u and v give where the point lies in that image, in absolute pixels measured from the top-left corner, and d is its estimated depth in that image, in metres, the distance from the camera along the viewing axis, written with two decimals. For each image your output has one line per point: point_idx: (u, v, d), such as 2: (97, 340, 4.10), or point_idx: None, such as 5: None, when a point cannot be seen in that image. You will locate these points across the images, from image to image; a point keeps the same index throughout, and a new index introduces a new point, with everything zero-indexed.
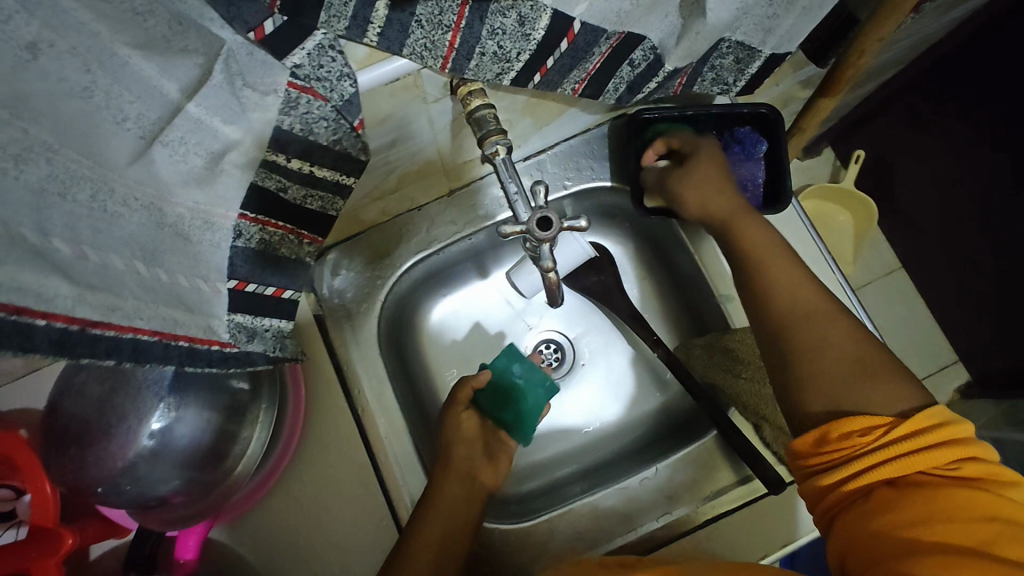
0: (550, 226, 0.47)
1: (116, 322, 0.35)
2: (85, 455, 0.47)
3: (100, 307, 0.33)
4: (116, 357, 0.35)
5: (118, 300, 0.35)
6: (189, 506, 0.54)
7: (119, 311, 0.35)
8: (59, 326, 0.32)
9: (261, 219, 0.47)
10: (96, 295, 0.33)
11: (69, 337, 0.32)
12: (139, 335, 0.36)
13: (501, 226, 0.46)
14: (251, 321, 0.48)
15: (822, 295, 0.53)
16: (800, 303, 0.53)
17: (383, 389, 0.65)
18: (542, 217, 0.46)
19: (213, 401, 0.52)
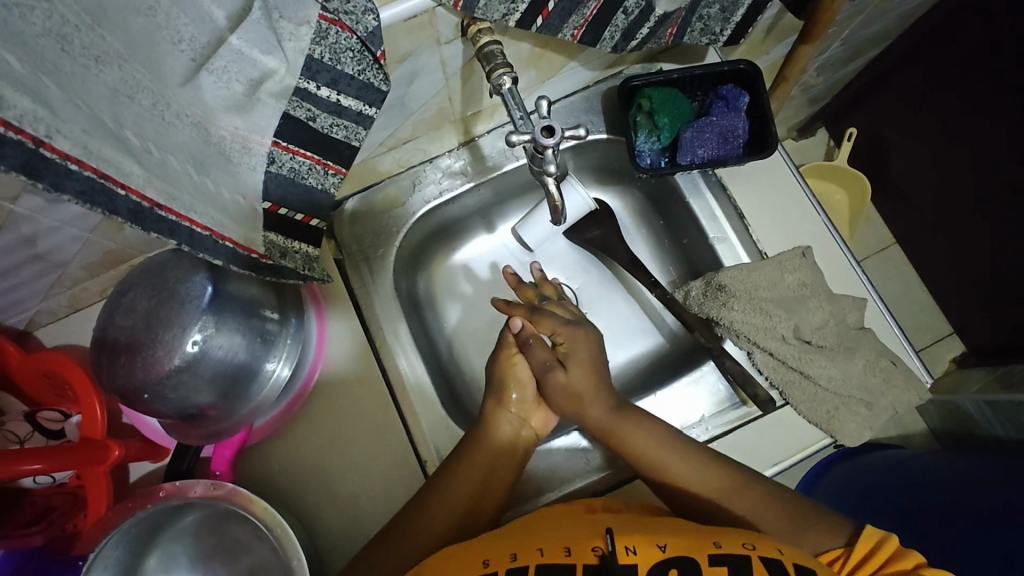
0: (553, 134, 0.52)
1: (178, 210, 0.39)
2: (134, 362, 0.52)
3: (162, 191, 0.37)
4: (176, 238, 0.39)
5: (177, 192, 0.39)
6: (223, 420, 0.59)
7: (177, 201, 0.39)
8: (136, 198, 0.35)
9: (292, 148, 0.51)
10: (159, 182, 0.38)
11: (143, 211, 0.36)
12: (194, 226, 0.40)
13: (512, 133, 0.50)
14: (284, 241, 0.54)
15: (710, 474, 0.61)
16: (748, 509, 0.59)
17: (399, 326, 0.70)
18: (546, 125, 0.51)
19: (245, 321, 0.57)
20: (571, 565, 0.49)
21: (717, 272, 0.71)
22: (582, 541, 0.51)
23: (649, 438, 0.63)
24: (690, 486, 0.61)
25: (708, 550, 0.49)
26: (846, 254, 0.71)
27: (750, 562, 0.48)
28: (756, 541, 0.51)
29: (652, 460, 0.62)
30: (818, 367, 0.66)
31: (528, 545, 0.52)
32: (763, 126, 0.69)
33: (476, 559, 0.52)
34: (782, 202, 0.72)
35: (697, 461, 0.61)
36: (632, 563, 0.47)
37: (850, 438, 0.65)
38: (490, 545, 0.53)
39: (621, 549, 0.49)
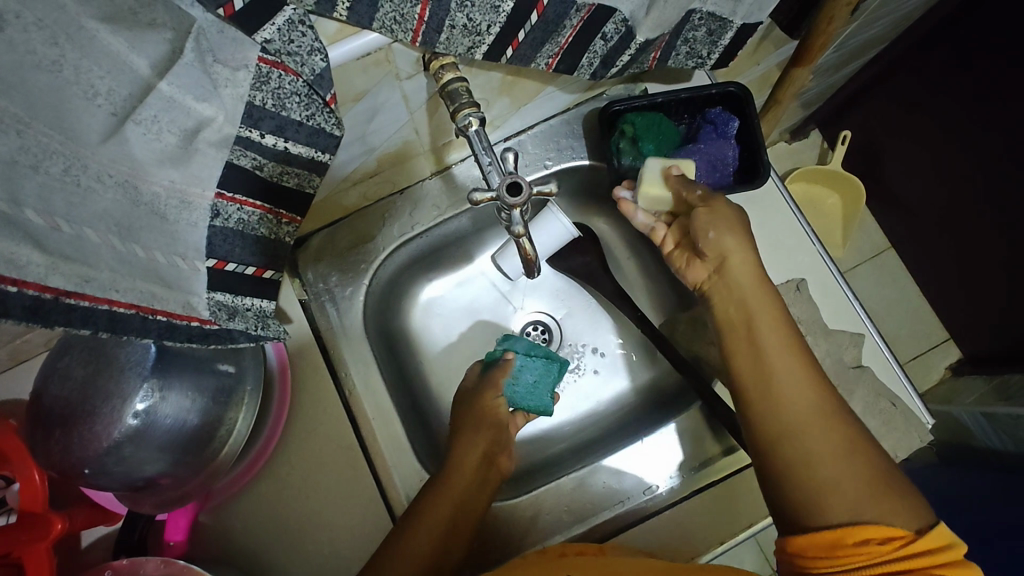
0: (520, 192, 0.47)
1: (90, 293, 0.35)
2: (70, 437, 0.47)
3: (72, 276, 0.34)
4: (92, 325, 0.36)
5: (92, 270, 0.36)
6: (177, 487, 0.54)
7: (94, 282, 0.36)
8: (31, 293, 0.33)
9: (239, 199, 0.47)
10: (68, 265, 0.34)
11: (41, 303, 0.33)
12: (115, 306, 0.37)
13: (471, 193, 0.47)
14: (232, 300, 0.48)
15: (809, 369, 0.50)
16: (831, 407, 0.48)
17: (371, 370, 0.66)
18: (512, 182, 0.47)
19: (197, 381, 0.52)
20: None
21: None
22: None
23: (774, 315, 0.52)
24: (798, 397, 0.48)
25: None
26: (842, 288, 0.67)
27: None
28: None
29: (737, 323, 0.53)
30: None
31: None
32: (750, 152, 0.65)
33: None
34: (776, 234, 0.68)
35: (825, 394, 0.49)
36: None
37: None
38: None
39: None
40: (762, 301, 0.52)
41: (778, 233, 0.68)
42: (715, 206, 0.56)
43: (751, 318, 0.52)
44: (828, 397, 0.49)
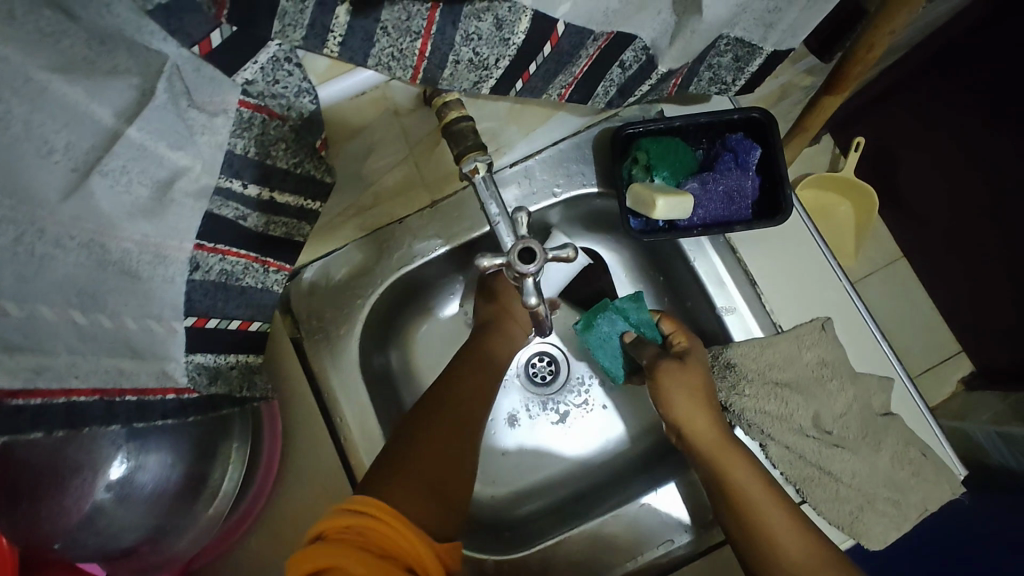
0: (533, 257, 0.42)
1: (43, 387, 0.32)
2: (37, 511, 0.42)
3: (25, 368, 0.31)
4: (45, 425, 0.33)
5: (48, 358, 0.32)
6: (162, 551, 0.51)
7: (49, 372, 0.32)
8: None
9: (220, 248, 0.42)
10: (20, 354, 0.31)
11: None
12: (74, 395, 0.34)
13: (477, 257, 0.43)
14: (214, 361, 0.45)
15: (767, 486, 0.54)
16: (801, 524, 0.52)
17: (367, 415, 0.62)
18: (525, 248, 0.42)
19: (178, 443, 0.48)
20: None
21: (724, 348, 0.62)
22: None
23: (726, 442, 0.56)
24: (790, 547, 0.50)
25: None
26: (869, 329, 0.63)
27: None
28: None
29: (710, 450, 0.56)
30: (841, 461, 0.59)
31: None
32: (772, 183, 0.61)
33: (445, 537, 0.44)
34: (803, 268, 0.64)
35: (812, 543, 0.51)
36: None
37: (875, 541, 0.58)
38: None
39: None
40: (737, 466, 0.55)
41: (804, 267, 0.63)
42: (726, 449, 0.56)
43: (718, 456, 0.56)
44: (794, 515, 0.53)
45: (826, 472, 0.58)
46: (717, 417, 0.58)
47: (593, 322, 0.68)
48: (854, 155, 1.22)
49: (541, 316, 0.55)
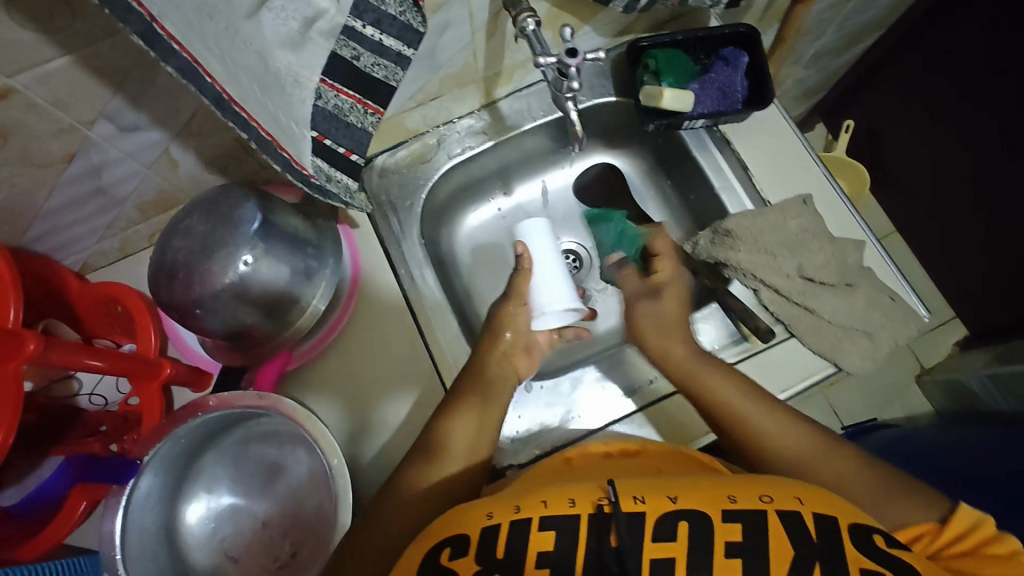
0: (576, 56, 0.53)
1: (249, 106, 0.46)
2: (190, 279, 0.56)
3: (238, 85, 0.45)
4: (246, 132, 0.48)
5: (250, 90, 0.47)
6: (267, 340, 0.64)
7: (250, 100, 0.47)
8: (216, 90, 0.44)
9: (338, 86, 0.56)
10: (239, 77, 0.46)
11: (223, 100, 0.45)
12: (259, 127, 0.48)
13: (537, 57, 0.51)
14: (329, 169, 0.59)
15: (770, 410, 0.61)
16: (805, 437, 0.59)
17: (425, 271, 0.75)
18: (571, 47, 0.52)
19: (288, 247, 0.61)
20: (575, 515, 0.45)
21: (723, 220, 0.75)
22: (585, 492, 0.48)
23: (728, 380, 0.63)
24: (799, 462, 0.57)
25: (721, 505, 0.45)
26: (843, 202, 0.76)
27: (766, 517, 0.44)
28: (774, 492, 0.46)
29: (704, 389, 0.63)
30: (822, 301, 0.70)
31: (531, 498, 0.48)
32: (757, 82, 0.75)
33: (473, 519, 0.47)
34: (784, 155, 0.77)
35: (787, 417, 0.60)
36: (640, 511, 0.45)
37: (854, 368, 0.69)
38: (494, 500, 0.49)
39: (627, 497, 0.46)
40: (730, 391, 0.62)
41: (786, 154, 0.77)
42: (694, 359, 0.66)
43: (712, 395, 0.62)
44: (794, 429, 0.59)
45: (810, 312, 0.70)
46: (716, 367, 0.65)
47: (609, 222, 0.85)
48: (847, 133, 1.45)
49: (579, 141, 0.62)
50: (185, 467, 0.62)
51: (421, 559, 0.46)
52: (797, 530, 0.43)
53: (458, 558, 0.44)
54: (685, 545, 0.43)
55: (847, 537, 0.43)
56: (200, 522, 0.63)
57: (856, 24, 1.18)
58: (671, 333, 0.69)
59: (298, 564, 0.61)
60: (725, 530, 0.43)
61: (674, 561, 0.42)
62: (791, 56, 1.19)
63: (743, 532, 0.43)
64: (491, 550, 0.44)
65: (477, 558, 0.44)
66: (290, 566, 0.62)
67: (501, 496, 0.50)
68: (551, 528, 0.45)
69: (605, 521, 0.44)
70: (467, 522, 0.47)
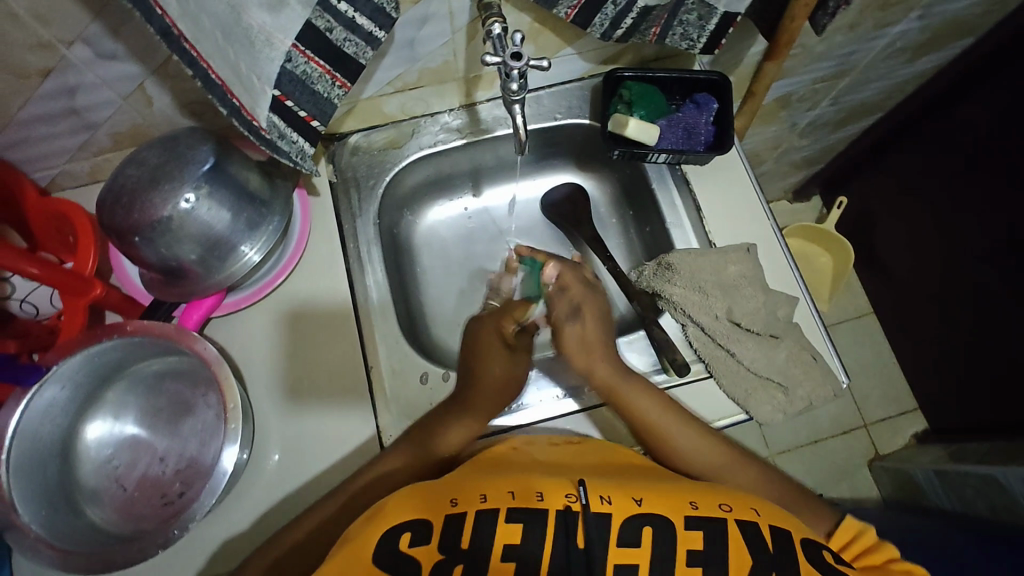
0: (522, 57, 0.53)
1: (198, 49, 0.53)
2: (133, 204, 0.59)
3: (188, 30, 0.52)
4: (195, 71, 0.55)
5: (203, 40, 0.54)
6: (197, 282, 0.64)
7: (201, 45, 0.54)
8: (165, 22, 0.51)
9: (309, 54, 0.59)
10: (188, 23, 0.53)
11: (169, 32, 0.51)
12: (210, 72, 0.55)
13: (484, 55, 0.53)
14: (284, 127, 0.61)
15: (699, 432, 0.68)
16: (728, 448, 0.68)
17: (372, 249, 0.77)
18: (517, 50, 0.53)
19: (233, 196, 0.63)
20: (542, 508, 0.57)
21: (668, 253, 0.77)
22: (554, 489, 0.59)
23: (657, 402, 0.68)
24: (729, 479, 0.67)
25: (685, 511, 0.57)
26: (786, 257, 0.77)
27: (724, 524, 0.56)
28: (731, 502, 0.59)
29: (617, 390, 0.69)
30: (742, 346, 0.72)
31: (498, 489, 0.59)
32: (722, 130, 0.78)
33: (446, 498, 0.59)
34: (738, 204, 0.80)
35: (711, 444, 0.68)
36: (607, 511, 0.56)
37: (763, 418, 0.70)
38: (461, 487, 0.60)
39: (595, 497, 0.57)
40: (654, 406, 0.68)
41: (740, 204, 0.80)
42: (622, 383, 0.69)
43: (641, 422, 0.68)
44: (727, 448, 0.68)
45: (723, 353, 0.72)
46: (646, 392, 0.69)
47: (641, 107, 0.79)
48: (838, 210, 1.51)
49: (524, 145, 0.63)
50: (94, 389, 0.63)
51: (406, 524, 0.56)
52: (749, 537, 0.55)
53: (415, 545, 0.54)
54: (647, 550, 0.54)
55: (797, 551, 0.55)
56: (96, 444, 0.64)
57: (852, 100, 1.22)
58: (585, 329, 0.72)
59: (184, 503, 0.63)
60: (688, 536, 0.55)
61: (635, 565, 0.53)
62: (784, 121, 1.23)
63: (704, 541, 0.55)
64: (457, 538, 0.55)
65: (444, 538, 0.55)
66: (176, 504, 0.63)
67: (475, 482, 0.61)
68: (521, 520, 0.56)
69: (573, 516, 0.56)
70: (438, 508, 0.58)
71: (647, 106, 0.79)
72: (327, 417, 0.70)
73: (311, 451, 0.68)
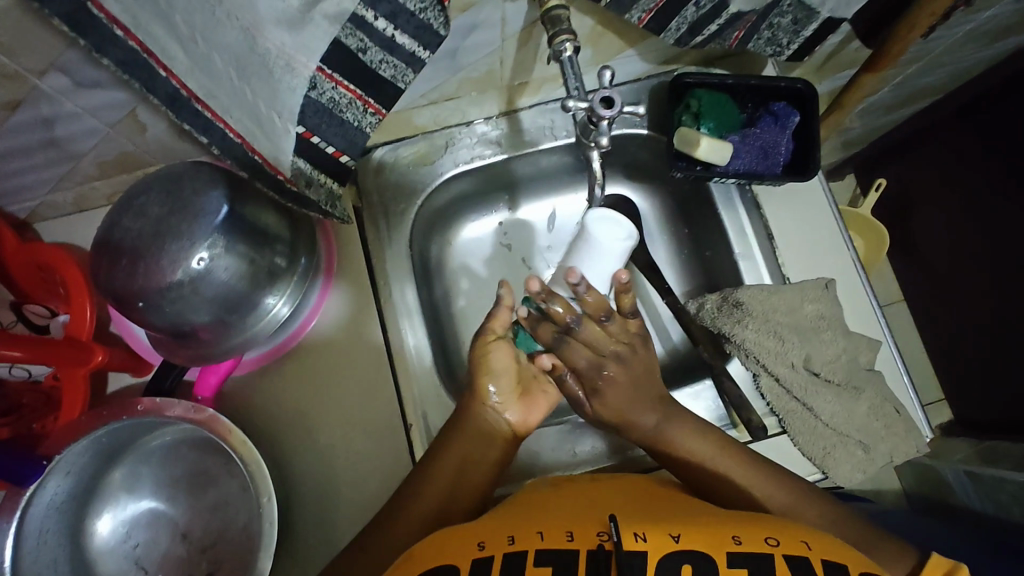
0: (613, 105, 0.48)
1: (211, 106, 0.44)
2: (136, 268, 0.50)
3: (200, 85, 0.43)
4: (207, 134, 0.45)
5: None
6: (215, 344, 0.57)
7: (215, 97, 0.44)
8: (174, 84, 0.41)
9: (338, 79, 0.47)
10: (202, 75, 0.44)
11: (179, 97, 0.42)
12: (228, 129, 0.46)
13: None
14: (311, 171, 0.53)
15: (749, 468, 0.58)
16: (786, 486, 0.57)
17: (405, 284, 0.68)
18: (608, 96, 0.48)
19: (252, 249, 0.54)
20: (573, 551, 0.43)
21: (735, 289, 0.68)
22: (583, 525, 0.46)
23: (696, 437, 0.59)
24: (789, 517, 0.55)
25: (727, 547, 0.43)
26: (868, 294, 0.70)
27: (773, 561, 0.42)
28: (780, 534, 0.44)
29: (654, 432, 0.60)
30: (822, 400, 0.65)
31: (526, 528, 0.46)
32: (805, 149, 0.68)
33: (472, 542, 0.45)
34: (816, 231, 0.71)
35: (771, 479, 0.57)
36: (641, 551, 0.42)
37: (841, 478, 0.64)
38: (485, 528, 0.47)
39: (629, 534, 0.44)
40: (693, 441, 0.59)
41: (819, 233, 0.71)
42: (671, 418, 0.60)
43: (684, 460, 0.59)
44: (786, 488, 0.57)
45: (798, 407, 0.65)
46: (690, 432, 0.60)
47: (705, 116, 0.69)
48: (873, 194, 1.16)
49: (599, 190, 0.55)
50: (103, 467, 0.57)
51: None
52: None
53: None
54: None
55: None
56: (110, 529, 0.57)
57: (915, 86, 0.99)
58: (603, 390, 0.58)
59: None
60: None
61: None
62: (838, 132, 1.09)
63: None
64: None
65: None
66: None
67: (497, 520, 0.48)
68: (549, 565, 0.43)
69: (604, 560, 0.42)
70: (460, 550, 0.45)
71: (712, 117, 0.68)
72: (364, 479, 0.63)
73: (346, 523, 0.62)
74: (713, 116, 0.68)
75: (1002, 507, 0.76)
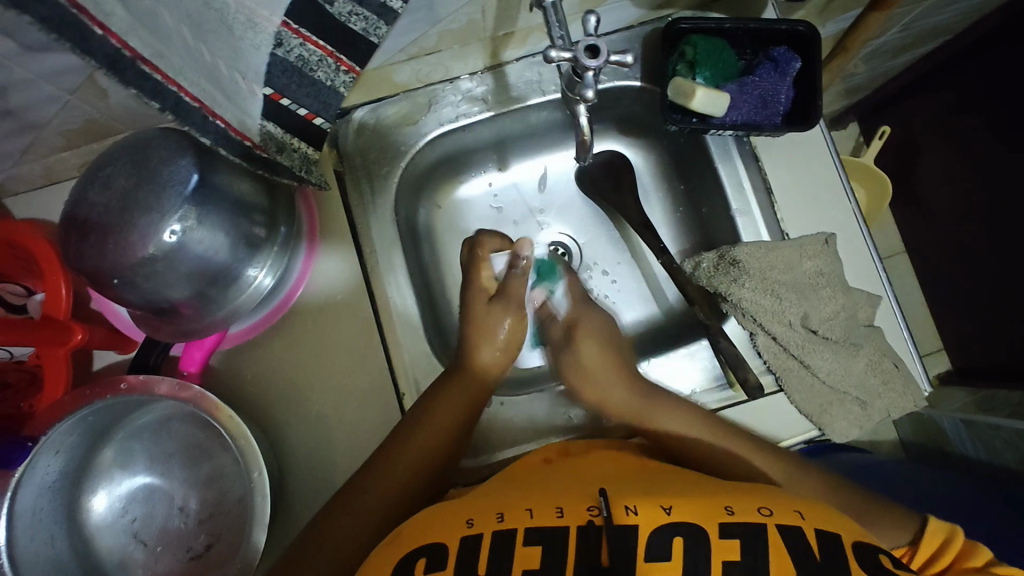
0: (598, 54, 0.46)
1: (162, 69, 0.38)
2: (105, 243, 0.48)
3: (147, 46, 0.37)
4: (161, 100, 0.39)
5: (165, 50, 0.38)
6: (198, 319, 0.56)
7: (165, 59, 0.38)
8: (115, 44, 0.35)
9: (303, 33, 0.44)
10: (148, 35, 0.37)
11: (121, 58, 0.36)
12: (182, 94, 0.40)
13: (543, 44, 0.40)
14: (282, 136, 0.50)
15: (743, 421, 0.56)
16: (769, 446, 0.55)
17: (392, 250, 0.66)
18: (592, 44, 0.45)
19: (229, 221, 0.52)
20: (564, 527, 0.43)
21: (733, 246, 0.66)
22: (575, 501, 0.46)
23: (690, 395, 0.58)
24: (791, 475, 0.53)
25: (718, 518, 0.42)
26: (869, 248, 0.67)
27: (765, 530, 0.41)
28: (772, 505, 0.44)
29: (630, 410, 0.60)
30: (819, 358, 0.64)
31: (517, 503, 0.46)
32: (807, 96, 0.65)
33: (462, 519, 0.45)
34: (817, 184, 0.68)
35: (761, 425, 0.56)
36: (631, 524, 0.42)
37: (837, 434, 0.64)
38: (477, 504, 0.47)
39: (620, 508, 0.43)
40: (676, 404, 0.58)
41: (819, 185, 0.68)
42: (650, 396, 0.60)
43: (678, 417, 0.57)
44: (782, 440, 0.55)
45: (793, 364, 0.64)
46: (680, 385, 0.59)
47: (700, 64, 0.65)
48: (878, 141, 1.12)
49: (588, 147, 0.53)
50: (92, 446, 0.56)
51: (400, 561, 0.43)
52: (798, 546, 0.41)
53: None
54: (680, 565, 0.40)
55: (850, 553, 0.40)
56: (105, 505, 0.57)
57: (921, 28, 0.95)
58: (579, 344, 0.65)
59: (212, 559, 0.57)
60: (722, 546, 0.41)
61: None
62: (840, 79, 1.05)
63: (741, 551, 0.41)
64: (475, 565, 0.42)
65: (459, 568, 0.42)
66: (204, 557, 0.57)
67: (490, 498, 0.48)
68: (538, 542, 0.42)
69: (594, 534, 0.42)
70: (451, 529, 0.45)
71: (707, 65, 0.65)
72: (358, 446, 0.62)
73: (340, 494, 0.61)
74: (708, 64, 0.65)
75: (996, 453, 0.76)
